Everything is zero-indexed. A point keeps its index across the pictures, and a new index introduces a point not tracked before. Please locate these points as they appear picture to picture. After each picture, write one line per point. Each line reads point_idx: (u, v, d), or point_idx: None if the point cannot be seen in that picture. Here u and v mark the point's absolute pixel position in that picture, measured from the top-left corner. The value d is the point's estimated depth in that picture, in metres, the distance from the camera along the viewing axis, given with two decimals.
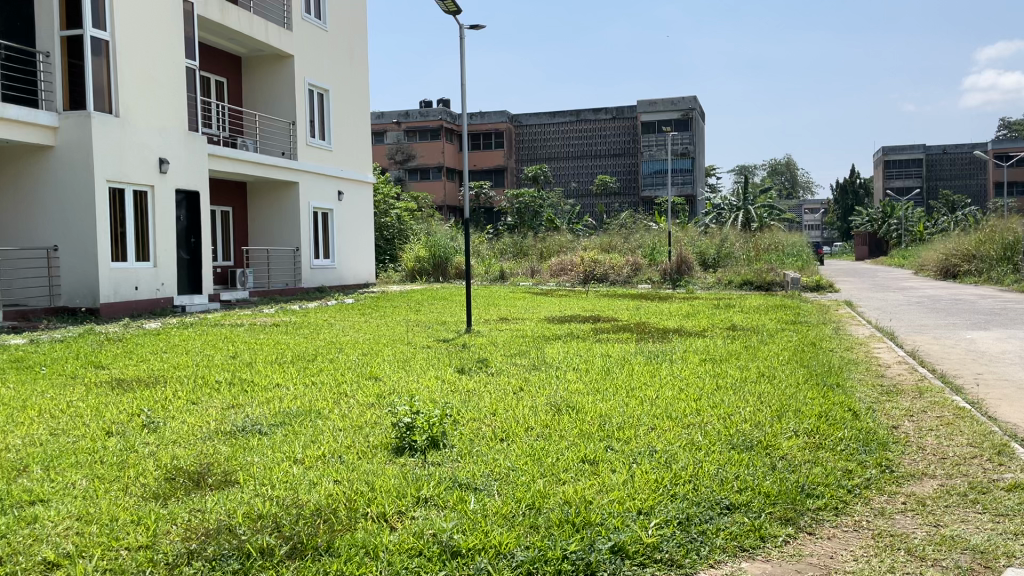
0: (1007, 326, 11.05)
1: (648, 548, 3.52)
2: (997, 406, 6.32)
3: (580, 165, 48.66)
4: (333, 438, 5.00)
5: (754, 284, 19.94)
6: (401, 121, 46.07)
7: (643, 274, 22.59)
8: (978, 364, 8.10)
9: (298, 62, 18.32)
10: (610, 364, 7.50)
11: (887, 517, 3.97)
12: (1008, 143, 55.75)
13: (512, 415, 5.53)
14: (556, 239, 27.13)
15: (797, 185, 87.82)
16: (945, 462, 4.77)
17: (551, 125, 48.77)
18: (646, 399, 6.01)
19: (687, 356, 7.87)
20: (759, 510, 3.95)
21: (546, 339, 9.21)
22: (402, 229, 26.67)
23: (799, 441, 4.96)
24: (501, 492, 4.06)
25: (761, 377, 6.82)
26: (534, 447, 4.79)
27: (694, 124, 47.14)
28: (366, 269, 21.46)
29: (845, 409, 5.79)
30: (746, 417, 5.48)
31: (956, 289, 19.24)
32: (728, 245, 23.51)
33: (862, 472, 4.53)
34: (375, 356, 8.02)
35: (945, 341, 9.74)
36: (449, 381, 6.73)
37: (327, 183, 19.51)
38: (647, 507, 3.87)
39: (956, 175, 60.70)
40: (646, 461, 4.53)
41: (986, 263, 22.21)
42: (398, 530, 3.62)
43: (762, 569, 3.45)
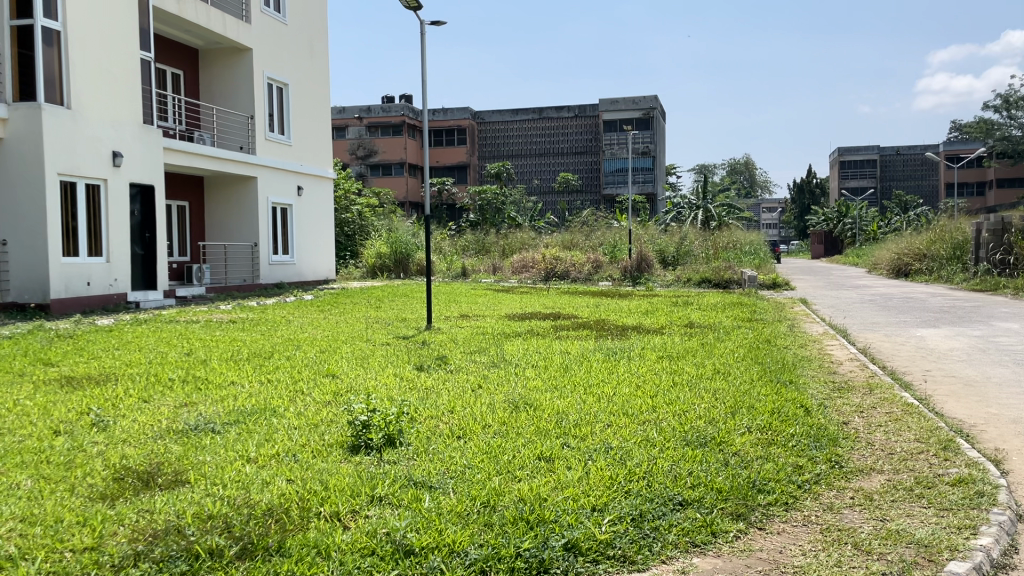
0: (956, 324, 11.30)
1: (601, 544, 3.54)
2: (944, 401, 6.49)
3: (543, 162, 48.76)
4: (288, 438, 4.95)
5: (712, 282, 20.17)
6: (363, 116, 45.74)
7: (604, 271, 22.69)
8: (926, 360, 8.31)
9: (257, 55, 18.08)
10: (569, 361, 7.53)
11: (836, 512, 4.05)
12: (959, 145, 57.15)
13: (470, 413, 5.52)
14: (518, 236, 27.21)
15: (756, 185, 89.08)
16: (892, 458, 4.88)
17: (514, 122, 48.85)
18: (604, 395, 6.05)
19: (644, 353, 7.95)
20: (711, 506, 4.00)
21: (505, 335, 9.25)
22: (363, 225, 26.47)
23: (752, 437, 5.03)
24: (456, 491, 4.06)
25: (716, 374, 6.91)
26: (491, 445, 4.79)
27: (655, 123, 47.57)
28: (326, 265, 21.29)
29: (797, 405, 5.89)
30: (702, 414, 5.54)
31: (906, 288, 19.68)
32: (687, 242, 23.76)
33: (812, 467, 4.61)
34: (333, 353, 7.98)
35: (895, 338, 9.97)
36: (408, 379, 6.68)
37: (287, 178, 19.28)
38: (602, 504, 3.90)
39: (909, 176, 62.17)
40: (601, 457, 4.56)
41: (937, 262, 22.74)
42: (351, 530, 3.59)
43: (712, 564, 3.50)
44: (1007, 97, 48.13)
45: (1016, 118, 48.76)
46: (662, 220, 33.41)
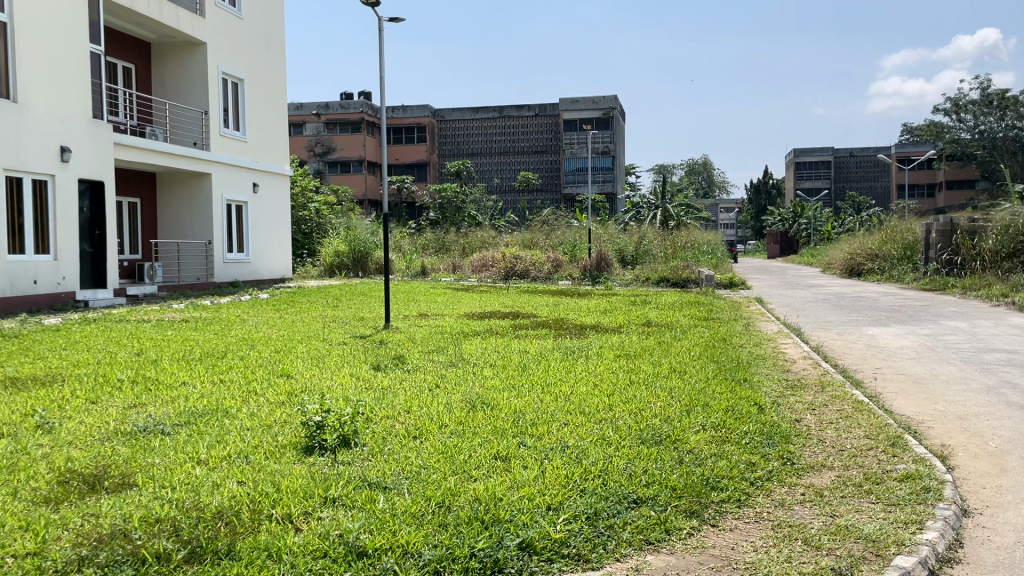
0: (905, 322, 11.54)
1: (556, 543, 3.54)
2: (893, 399, 6.62)
3: (503, 161, 48.73)
4: (240, 439, 4.87)
5: (670, 280, 20.34)
6: (321, 112, 45.28)
7: (564, 270, 22.74)
8: (877, 359, 8.46)
9: (212, 50, 17.78)
10: (528, 360, 7.53)
11: (787, 509, 4.11)
12: (911, 147, 58.44)
13: (426, 413, 5.48)
14: (478, 235, 27.18)
15: (714, 185, 90.16)
16: (843, 454, 4.96)
17: (475, 121, 48.79)
18: (561, 394, 6.06)
19: (602, 352, 7.98)
20: (665, 503, 4.03)
21: (463, 334, 9.22)
22: (321, 223, 26.20)
23: (706, 435, 5.08)
24: (411, 491, 4.03)
25: (673, 373, 6.96)
26: (447, 446, 4.76)
27: (615, 123, 47.88)
28: (283, 263, 21.03)
29: (751, 403, 5.96)
30: (657, 412, 5.58)
31: (858, 287, 20.04)
32: (646, 242, 23.93)
33: (765, 464, 4.67)
34: (289, 352, 7.87)
35: (848, 337, 10.13)
36: (364, 379, 6.63)
37: (242, 175, 19.00)
38: (556, 502, 3.90)
39: (862, 178, 63.45)
40: (557, 456, 4.57)
41: (889, 262, 23.18)
42: (303, 532, 3.55)
43: (665, 561, 3.52)
44: (956, 100, 49.58)
45: (964, 121, 49.82)
46: (621, 219, 33.59)
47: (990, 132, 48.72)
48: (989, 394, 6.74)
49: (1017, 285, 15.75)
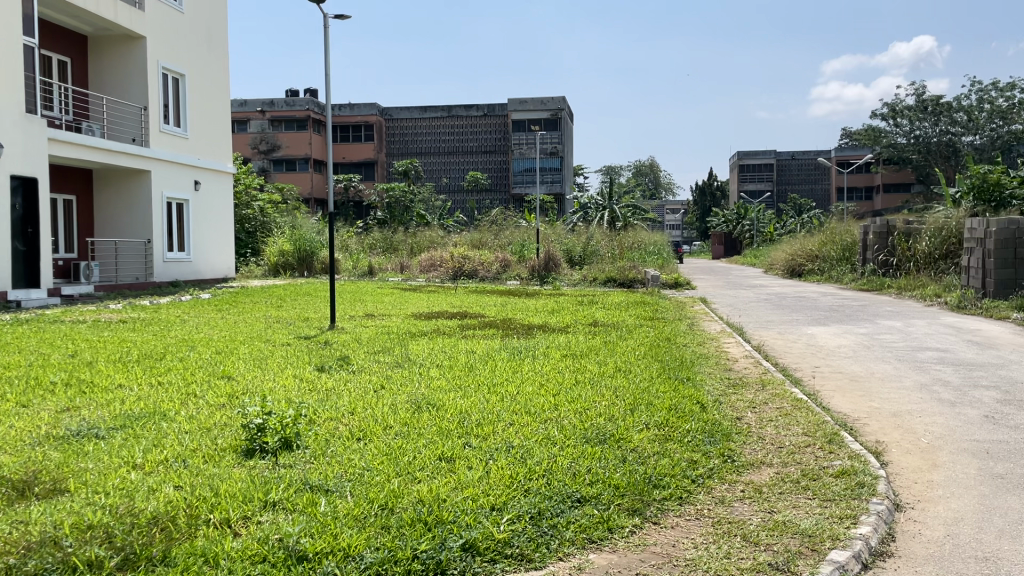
0: (843, 322, 11.83)
1: (499, 543, 3.54)
2: (831, 397, 6.79)
3: (452, 160, 48.60)
4: (177, 442, 4.77)
5: (617, 281, 20.53)
6: (266, 110, 44.61)
7: (512, 270, 22.73)
8: (816, 357, 8.66)
9: (151, 44, 17.37)
10: (474, 360, 7.53)
11: (726, 505, 4.18)
12: (850, 151, 60.01)
13: (370, 414, 5.44)
14: (426, 235, 27.09)
15: (660, 186, 91.39)
16: (781, 451, 5.06)
17: (423, 120, 48.59)
18: (506, 394, 6.06)
19: (549, 352, 8.01)
20: (608, 502, 4.06)
21: (411, 335, 9.17)
22: (265, 222, 25.80)
23: (649, 434, 5.13)
24: (354, 493, 3.99)
25: (618, 372, 7.02)
26: (392, 447, 4.72)
27: (563, 124, 48.09)
28: (225, 263, 20.64)
29: (694, 401, 6.05)
30: (602, 411, 5.63)
31: (798, 288, 20.51)
32: (593, 242, 24.11)
33: (706, 462, 4.75)
34: (230, 354, 7.72)
35: (788, 336, 10.36)
36: (307, 380, 6.54)
37: (183, 172, 18.59)
38: (500, 503, 3.90)
39: (803, 180, 65.02)
40: (502, 456, 4.57)
41: (828, 262, 23.78)
42: (242, 536, 3.49)
43: (608, 560, 3.55)
44: (893, 106, 50.97)
45: (901, 126, 51.25)
46: (568, 220, 33.78)
47: (926, 137, 50.32)
48: (922, 391, 6.96)
49: (949, 285, 16.29)
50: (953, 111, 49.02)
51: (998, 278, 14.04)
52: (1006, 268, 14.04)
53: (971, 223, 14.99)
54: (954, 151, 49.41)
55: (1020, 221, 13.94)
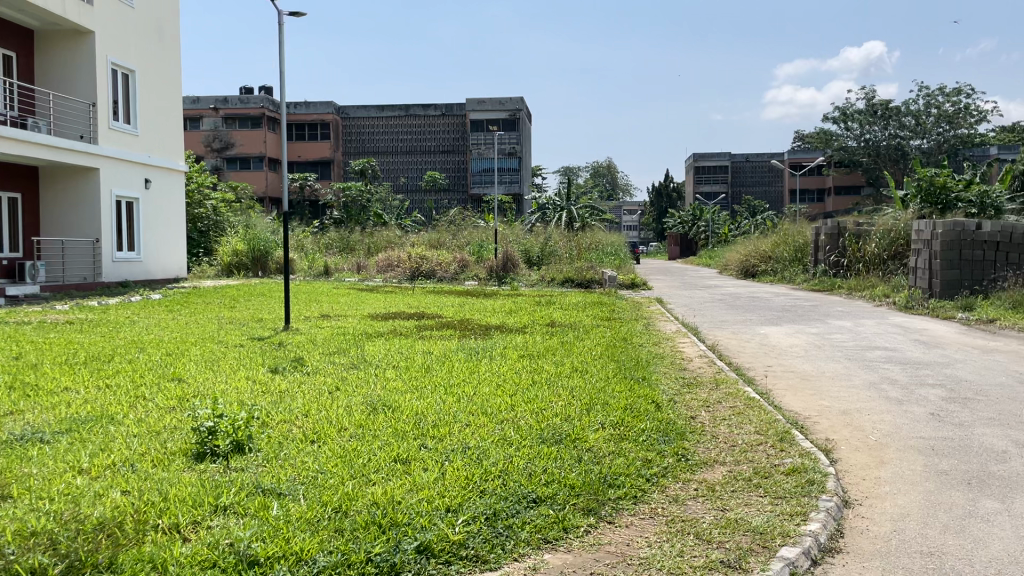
0: (795, 322, 12.05)
1: (454, 545, 3.52)
2: (783, 395, 6.91)
3: (410, 160, 48.39)
4: (126, 446, 4.67)
5: (575, 281, 20.63)
6: (220, 107, 43.94)
7: (470, 270, 22.67)
8: (768, 356, 8.81)
9: (100, 39, 16.98)
10: (431, 360, 7.50)
11: (680, 503, 4.23)
12: (802, 154, 61.14)
13: (325, 416, 5.39)
14: (384, 235, 26.94)
15: (618, 188, 92.16)
16: (734, 450, 5.14)
17: (380, 119, 48.30)
18: (463, 395, 6.05)
19: (506, 352, 8.01)
20: (563, 502, 4.07)
21: (367, 336, 9.10)
22: (219, 222, 25.39)
23: (604, 433, 5.16)
24: (307, 496, 3.94)
25: (575, 372, 7.05)
26: (346, 449, 4.68)
27: (521, 124, 48.11)
28: (177, 262, 20.27)
29: (649, 401, 6.11)
30: (559, 411, 5.65)
31: (752, 288, 20.84)
32: (551, 243, 24.21)
33: (660, 461, 4.80)
34: (180, 356, 7.58)
35: (742, 335, 10.52)
36: (260, 382, 6.44)
37: (133, 171, 18.20)
38: (456, 504, 3.88)
39: (757, 182, 66.10)
40: (458, 457, 4.55)
41: (780, 263, 24.20)
42: (192, 542, 3.42)
43: (563, 560, 3.56)
44: (844, 110, 51.87)
45: (851, 130, 52.12)
46: (526, 219, 33.85)
47: (874, 141, 51.32)
48: (870, 389, 7.12)
49: (897, 285, 16.72)
50: (902, 115, 50.19)
51: (944, 279, 14.42)
52: (951, 269, 14.45)
53: (918, 225, 15.37)
54: (902, 155, 50.43)
55: (965, 222, 14.36)
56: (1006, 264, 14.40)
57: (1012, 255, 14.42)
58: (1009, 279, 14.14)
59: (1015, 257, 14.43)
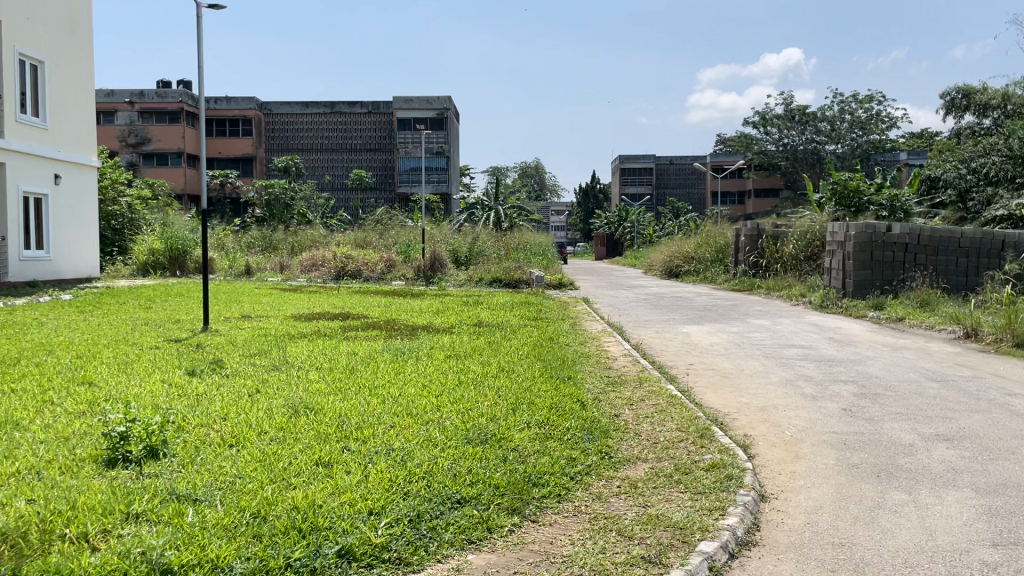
0: (716, 321, 12.35)
1: (377, 548, 3.47)
2: (703, 393, 7.07)
3: (335, 158, 47.77)
4: (31, 453, 4.46)
5: (503, 281, 20.66)
6: (135, 101, 42.51)
7: (397, 270, 22.51)
8: (690, 355, 8.99)
9: (7, 29, 16.25)
10: (355, 362, 7.40)
11: (603, 501, 4.27)
12: (724, 157, 62.81)
13: (245, 420, 5.26)
14: (308, 234, 26.53)
15: (544, 188, 93.00)
16: (656, 446, 5.22)
17: (305, 116, 47.50)
18: (388, 397, 5.98)
19: (432, 352, 7.97)
20: (487, 502, 4.07)
21: (289, 337, 8.92)
22: (134, 220, 24.53)
23: (530, 433, 5.18)
24: (224, 502, 3.83)
25: (501, 372, 7.06)
26: (266, 453, 4.57)
27: (449, 124, 48.08)
28: (90, 261, 19.53)
29: (574, 400, 6.15)
30: (485, 411, 5.64)
31: (675, 288, 21.24)
32: (479, 243, 24.23)
33: (584, 459, 4.84)
34: (93, 358, 7.28)
35: (665, 334, 10.72)
36: (177, 385, 6.25)
37: (41, 166, 17.46)
38: (379, 507, 3.83)
39: (679, 185, 67.62)
40: (382, 460, 4.49)
41: (703, 264, 24.79)
42: (101, 551, 3.28)
43: (486, 560, 3.55)
44: (764, 114, 53.45)
45: (770, 134, 53.64)
46: (455, 220, 33.70)
47: (793, 146, 52.91)
48: (787, 386, 7.33)
49: (812, 285, 17.30)
50: (818, 121, 51.93)
51: (857, 280, 14.95)
52: (864, 269, 14.99)
53: (833, 227, 15.95)
54: (817, 159, 52.11)
55: (876, 225, 15.03)
56: (914, 264, 15.09)
57: (919, 256, 15.10)
58: (917, 280, 14.86)
59: (922, 258, 15.13)
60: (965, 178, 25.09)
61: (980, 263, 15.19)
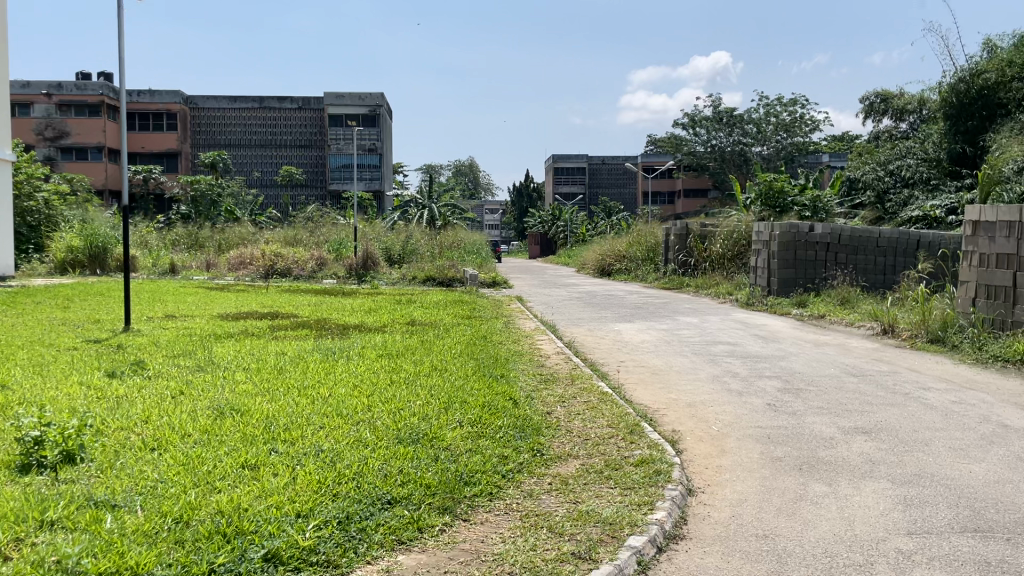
0: (647, 318, 12.55)
1: (304, 551, 3.41)
2: (633, 389, 7.18)
3: (264, 154, 46.89)
4: None
5: (436, 280, 20.53)
6: (52, 93, 40.95)
7: (328, 269, 22.20)
8: (621, 352, 9.11)
9: None
10: (284, 362, 7.26)
11: (534, 498, 4.29)
12: (655, 158, 63.91)
13: (168, 423, 5.11)
14: (236, 231, 25.96)
15: (477, 187, 93.13)
16: (587, 443, 5.27)
17: (232, 110, 46.49)
18: (317, 397, 5.88)
19: (364, 352, 7.87)
20: (418, 502, 4.04)
21: (216, 337, 8.69)
22: (51, 216, 23.58)
23: (463, 431, 5.18)
24: (144, 508, 3.71)
25: (434, 372, 7.02)
26: (189, 456, 4.45)
27: (382, 121, 47.37)
28: (2, 260, 18.65)
29: (506, 398, 6.16)
30: (416, 411, 5.60)
31: (606, 286, 21.48)
32: (413, 241, 24.09)
33: (516, 457, 4.85)
34: (5, 360, 6.97)
35: (597, 332, 10.82)
36: (96, 388, 6.03)
37: None
38: (307, 509, 3.77)
39: (612, 184, 68.59)
40: (310, 461, 4.43)
41: (634, 262, 25.19)
42: (11, 561, 3.14)
43: (417, 560, 3.53)
44: (693, 116, 54.38)
45: (699, 135, 54.66)
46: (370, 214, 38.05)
47: (721, 147, 54.10)
48: (714, 382, 7.50)
49: (739, 283, 17.74)
50: (744, 123, 53.11)
51: (781, 278, 15.40)
52: (787, 268, 15.44)
53: (758, 227, 16.36)
54: (744, 160, 53.42)
55: (800, 225, 15.48)
56: (835, 263, 15.61)
57: (840, 255, 15.63)
58: (838, 278, 15.36)
59: (842, 257, 15.66)
60: (883, 179, 26.02)
61: (897, 262, 15.77)
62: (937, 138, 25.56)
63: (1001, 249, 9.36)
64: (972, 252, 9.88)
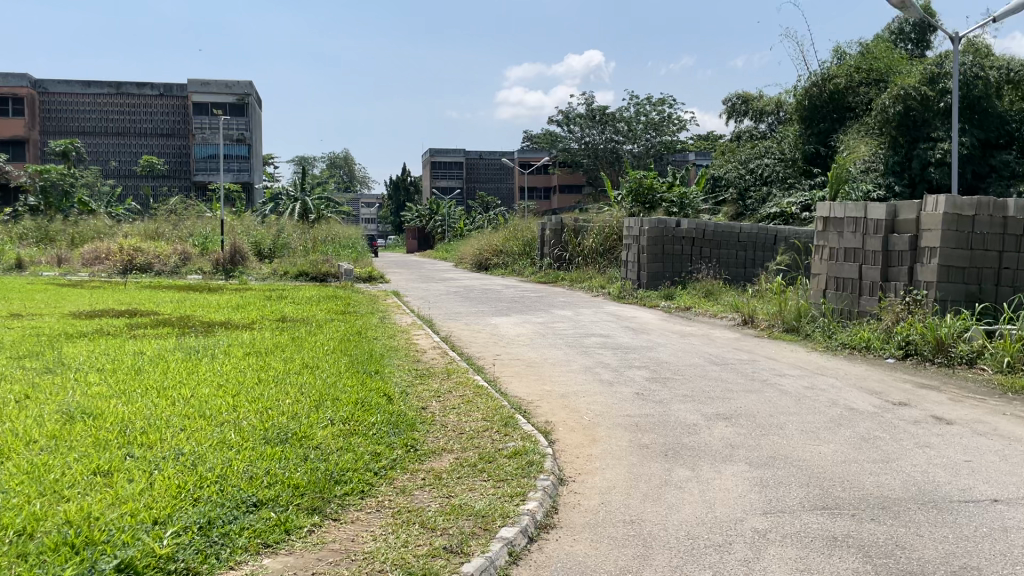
0: (522, 312, 12.70)
1: (161, 559, 3.23)
2: (508, 381, 7.26)
3: (122, 143, 44.40)
4: None
5: (308, 275, 20.08)
6: None
7: (193, 264, 21.27)
8: (497, 346, 9.19)
9: None
10: (142, 362, 6.89)
11: (407, 494, 4.25)
12: (531, 154, 64.93)
13: (9, 429, 4.74)
14: (91, 225, 24.43)
15: (354, 180, 91.92)
16: (461, 438, 5.27)
17: (86, 96, 43.86)
18: (178, 399, 5.61)
19: (230, 351, 7.55)
20: (285, 503, 3.92)
21: (66, 337, 8.13)
22: None
23: (333, 429, 5.07)
24: None
25: (304, 369, 6.83)
26: (34, 464, 4.15)
27: (251, 110, 46.13)
28: None
29: (380, 394, 6.08)
30: (285, 410, 5.44)
31: (484, 280, 21.62)
32: (284, 235, 23.50)
33: (389, 453, 4.80)
34: None
35: (474, 326, 10.87)
36: None
37: None
38: (164, 515, 3.58)
39: (489, 179, 69.30)
40: (169, 465, 4.22)
41: (511, 257, 25.52)
42: None
43: (283, 563, 3.42)
44: (567, 114, 55.25)
45: (574, 133, 55.70)
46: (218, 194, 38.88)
47: (594, 144, 55.16)
48: (586, 373, 7.69)
49: (612, 277, 18.26)
50: (616, 121, 54.28)
51: (650, 271, 16.04)
52: (656, 262, 16.10)
53: (629, 222, 16.88)
54: (616, 158, 54.98)
55: (667, 220, 16.03)
56: (699, 257, 16.31)
57: (704, 250, 16.33)
58: (703, 272, 16.08)
59: (706, 252, 16.37)
60: (744, 177, 27.21)
61: (758, 257, 16.40)
62: (791, 139, 26.41)
63: (849, 244, 10.01)
64: (822, 247, 10.52)
